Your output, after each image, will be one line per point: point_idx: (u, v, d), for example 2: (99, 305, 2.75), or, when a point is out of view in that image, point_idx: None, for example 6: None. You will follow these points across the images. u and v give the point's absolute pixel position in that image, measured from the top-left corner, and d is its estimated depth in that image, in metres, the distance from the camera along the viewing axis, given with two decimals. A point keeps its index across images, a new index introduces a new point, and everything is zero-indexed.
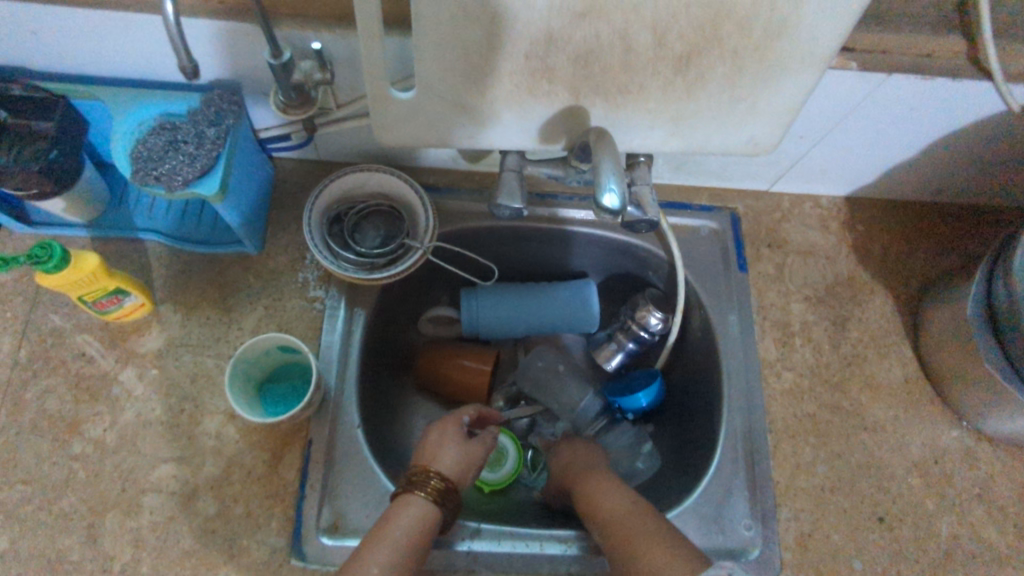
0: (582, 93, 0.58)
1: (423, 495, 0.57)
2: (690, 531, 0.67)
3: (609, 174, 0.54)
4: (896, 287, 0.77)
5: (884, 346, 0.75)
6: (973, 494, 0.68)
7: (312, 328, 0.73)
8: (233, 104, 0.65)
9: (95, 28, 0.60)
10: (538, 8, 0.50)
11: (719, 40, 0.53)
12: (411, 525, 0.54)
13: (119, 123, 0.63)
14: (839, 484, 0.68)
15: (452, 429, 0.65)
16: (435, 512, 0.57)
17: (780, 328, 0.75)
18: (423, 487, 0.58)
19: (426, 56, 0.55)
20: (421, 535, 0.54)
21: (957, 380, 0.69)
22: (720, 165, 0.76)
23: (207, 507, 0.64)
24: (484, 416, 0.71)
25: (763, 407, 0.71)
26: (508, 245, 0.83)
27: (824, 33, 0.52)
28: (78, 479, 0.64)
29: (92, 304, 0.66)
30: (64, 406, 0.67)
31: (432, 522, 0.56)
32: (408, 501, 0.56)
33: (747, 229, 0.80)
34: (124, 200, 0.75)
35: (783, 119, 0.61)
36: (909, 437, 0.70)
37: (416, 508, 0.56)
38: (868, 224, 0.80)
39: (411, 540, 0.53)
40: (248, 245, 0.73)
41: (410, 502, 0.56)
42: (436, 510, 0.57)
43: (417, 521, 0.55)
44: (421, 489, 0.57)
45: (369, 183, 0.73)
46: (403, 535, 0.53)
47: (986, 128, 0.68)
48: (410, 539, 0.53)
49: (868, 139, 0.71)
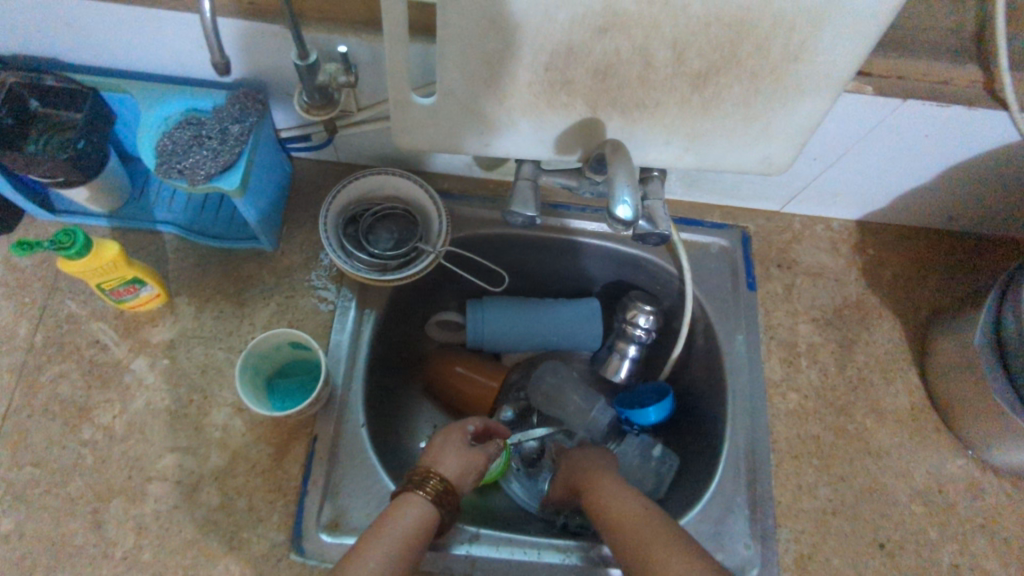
0: (599, 107, 0.58)
1: (422, 495, 0.57)
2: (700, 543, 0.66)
3: (623, 186, 0.53)
4: (906, 313, 0.76)
5: (892, 372, 0.74)
6: (976, 524, 0.67)
7: (321, 326, 0.73)
8: (258, 103, 0.66)
9: (127, 24, 0.61)
10: (559, 22, 0.50)
11: (736, 60, 0.53)
12: (410, 524, 0.54)
13: (146, 117, 0.64)
14: (841, 508, 0.67)
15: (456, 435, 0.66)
16: (434, 512, 0.57)
17: (787, 348, 0.74)
18: (423, 486, 0.58)
19: (450, 63, 0.54)
20: (419, 535, 0.54)
21: (964, 410, 0.68)
22: (733, 183, 0.76)
23: (211, 498, 0.65)
24: (490, 429, 0.71)
25: (768, 426, 0.70)
26: (519, 253, 0.83)
27: (840, 57, 0.52)
28: (86, 464, 0.65)
29: (109, 292, 0.67)
30: (76, 391, 0.68)
31: (430, 523, 0.56)
32: (409, 499, 0.57)
33: (759, 247, 0.79)
34: (146, 192, 0.76)
35: (798, 140, 0.61)
36: (913, 464, 0.70)
37: (415, 506, 0.56)
38: (879, 248, 0.80)
39: (411, 539, 0.53)
40: (264, 241, 0.74)
41: (410, 501, 0.57)
42: (435, 511, 0.57)
43: (416, 519, 0.55)
44: (421, 488, 0.58)
45: (386, 186, 0.74)
46: (401, 533, 0.53)
47: (1005, 157, 0.67)
48: (409, 539, 0.53)
49: (883, 164, 0.70)
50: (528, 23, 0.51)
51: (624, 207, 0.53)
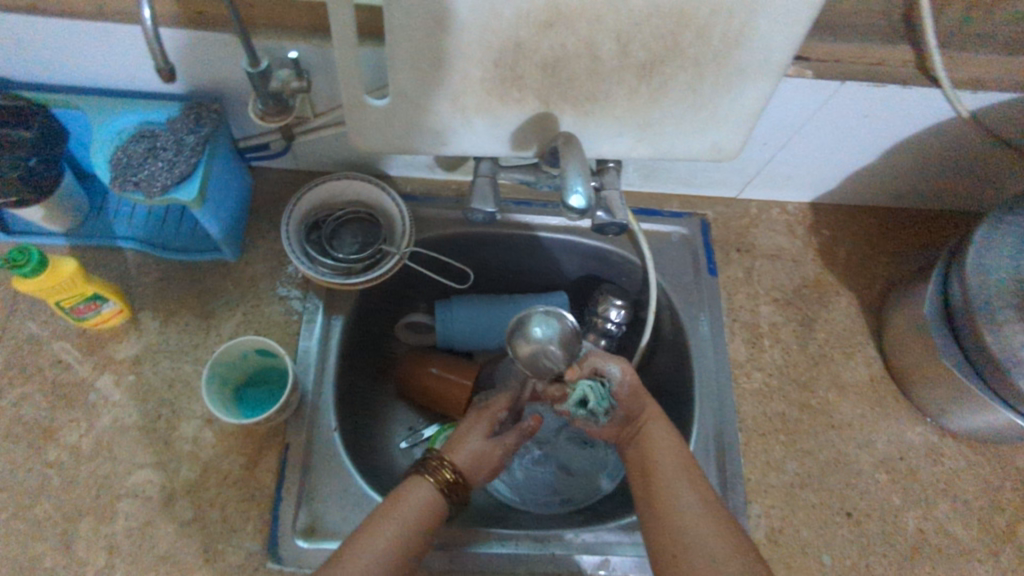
0: (551, 101, 0.59)
1: (430, 484, 0.60)
2: None
3: (576, 176, 0.54)
4: (861, 290, 0.79)
5: (850, 346, 0.76)
6: (937, 488, 0.69)
7: (289, 333, 0.73)
8: (213, 112, 0.66)
9: (75, 38, 0.60)
10: (505, 18, 0.51)
11: (680, 49, 0.54)
12: (415, 512, 0.57)
13: (98, 132, 0.64)
14: (809, 481, 0.69)
15: (484, 421, 0.66)
16: (441, 501, 0.59)
17: (750, 329, 0.76)
18: (433, 473, 0.61)
19: (401, 64, 0.55)
20: (419, 522, 0.57)
21: (921, 378, 0.70)
22: (689, 172, 0.78)
23: (184, 512, 0.64)
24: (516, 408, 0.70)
25: (734, 406, 0.72)
26: (485, 251, 0.84)
27: (777, 42, 0.54)
28: (53, 485, 0.64)
29: (69, 309, 0.66)
30: (40, 413, 0.67)
31: (435, 513, 0.58)
32: (418, 487, 0.59)
33: (718, 234, 0.81)
34: (103, 209, 0.75)
35: (744, 125, 0.63)
36: (876, 435, 0.72)
37: (421, 496, 0.58)
38: (832, 229, 0.82)
39: (413, 526, 0.56)
40: (226, 252, 0.74)
41: (419, 490, 0.59)
42: (440, 500, 0.59)
43: (420, 508, 0.57)
44: (430, 475, 0.60)
45: (347, 191, 0.74)
46: (404, 522, 0.56)
47: (943, 134, 0.70)
48: (413, 528, 0.56)
49: (829, 146, 0.72)
50: (475, 21, 0.51)
51: (578, 197, 0.54)
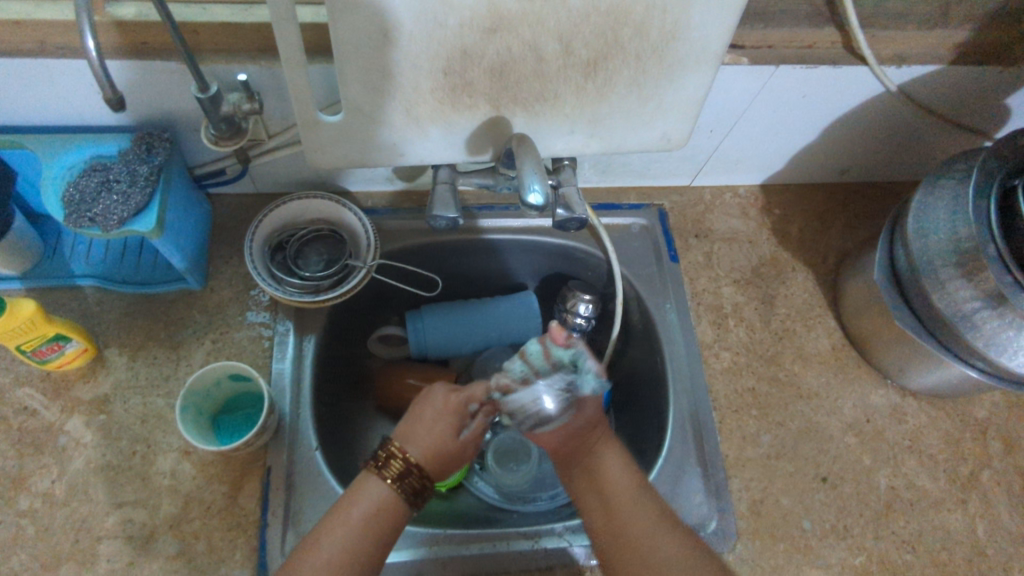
0: (502, 105, 0.61)
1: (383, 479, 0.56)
2: None
3: (532, 175, 0.56)
4: (815, 263, 0.82)
5: (810, 318, 0.79)
6: (904, 446, 0.73)
7: (261, 356, 0.73)
8: (165, 141, 0.65)
9: (18, 77, 0.60)
10: (450, 27, 0.53)
11: (620, 44, 0.57)
12: (365, 511, 0.54)
13: (48, 170, 0.63)
14: (784, 452, 0.71)
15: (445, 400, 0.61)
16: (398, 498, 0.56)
17: (714, 311, 0.79)
18: (398, 482, 0.56)
19: (351, 80, 0.56)
20: (372, 536, 0.54)
21: (877, 341, 0.73)
22: (642, 163, 0.80)
23: (168, 547, 0.63)
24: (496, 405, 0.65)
25: (706, 386, 0.74)
26: (451, 258, 0.85)
27: (712, 33, 0.57)
28: (27, 535, 0.62)
29: (31, 353, 0.65)
30: (7, 462, 0.65)
31: (392, 520, 0.55)
32: (370, 484, 0.56)
33: (676, 222, 0.84)
34: (58, 248, 0.74)
35: (689, 114, 0.65)
36: (842, 401, 0.75)
37: (379, 498, 0.55)
38: (783, 208, 0.86)
39: (364, 526, 0.54)
40: (190, 280, 0.73)
41: (370, 484, 0.56)
42: (399, 510, 0.56)
43: (378, 519, 0.54)
44: (395, 483, 0.56)
45: (309, 210, 0.74)
46: (355, 526, 0.54)
47: (874, 109, 0.74)
48: (368, 530, 0.54)
49: (770, 130, 0.76)
50: (420, 31, 0.53)
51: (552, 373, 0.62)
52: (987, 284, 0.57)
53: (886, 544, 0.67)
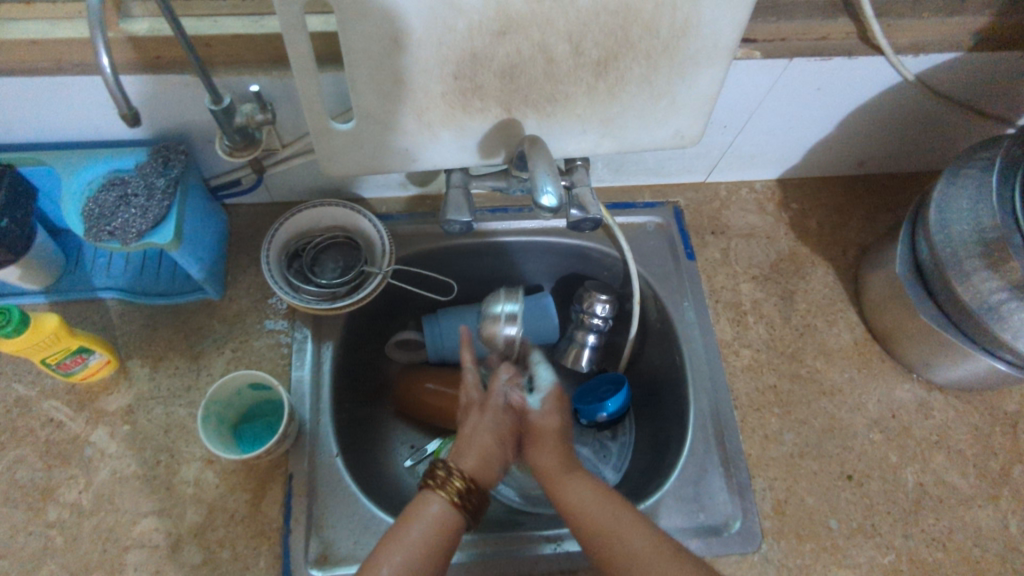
0: (513, 107, 0.61)
1: (442, 496, 0.54)
2: (674, 517, 0.67)
3: (544, 177, 0.56)
4: (834, 257, 0.81)
5: (832, 313, 0.78)
6: (931, 441, 0.71)
7: (280, 364, 0.73)
8: (181, 154, 0.66)
9: (38, 96, 0.61)
10: (459, 30, 0.52)
11: (632, 43, 0.56)
12: (429, 529, 0.53)
13: (68, 187, 0.64)
14: (808, 450, 0.70)
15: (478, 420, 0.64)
16: (458, 515, 0.54)
17: (733, 308, 0.78)
18: (444, 487, 0.55)
19: (361, 87, 0.56)
20: (433, 546, 0.52)
21: (901, 336, 0.72)
22: (656, 161, 0.80)
23: (194, 555, 0.63)
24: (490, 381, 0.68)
25: (727, 385, 0.73)
26: (465, 261, 0.85)
27: (723, 29, 0.56)
28: (56, 545, 0.63)
29: (56, 366, 0.66)
30: (36, 473, 0.66)
31: (451, 522, 0.54)
32: (427, 501, 0.54)
33: (691, 219, 0.83)
34: (80, 262, 0.75)
35: (701, 111, 0.65)
36: (866, 397, 0.73)
37: (431, 504, 0.54)
38: (800, 203, 0.85)
39: (430, 541, 0.52)
40: (209, 291, 0.74)
41: (429, 501, 0.54)
42: (456, 513, 0.54)
43: (434, 528, 0.53)
44: (441, 488, 0.55)
45: (324, 218, 0.75)
46: (415, 553, 0.51)
47: (890, 102, 0.73)
48: (427, 548, 0.52)
49: (785, 123, 0.75)
50: (429, 35, 0.52)
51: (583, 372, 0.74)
52: (1013, 274, 0.56)
53: (916, 542, 0.66)
